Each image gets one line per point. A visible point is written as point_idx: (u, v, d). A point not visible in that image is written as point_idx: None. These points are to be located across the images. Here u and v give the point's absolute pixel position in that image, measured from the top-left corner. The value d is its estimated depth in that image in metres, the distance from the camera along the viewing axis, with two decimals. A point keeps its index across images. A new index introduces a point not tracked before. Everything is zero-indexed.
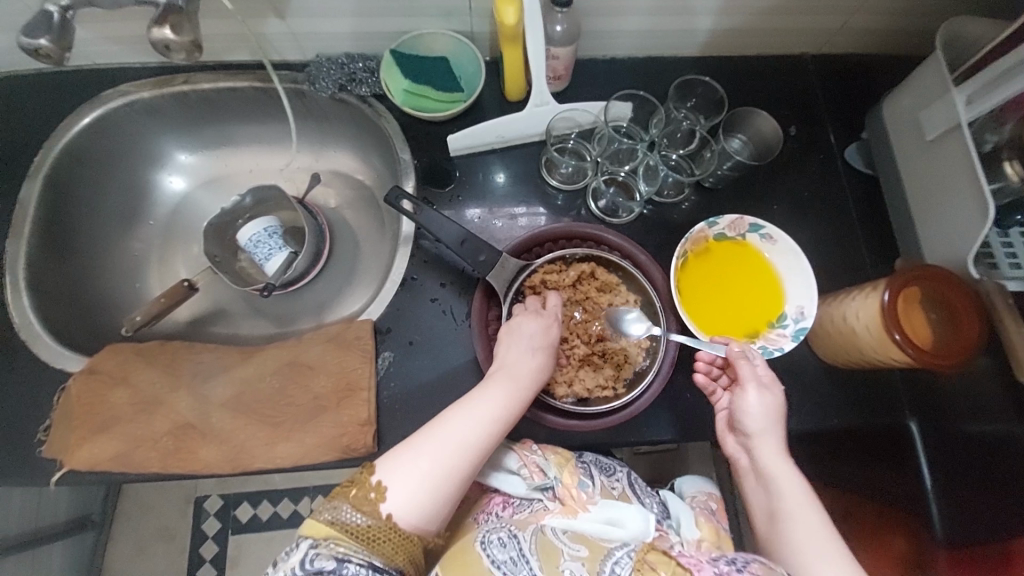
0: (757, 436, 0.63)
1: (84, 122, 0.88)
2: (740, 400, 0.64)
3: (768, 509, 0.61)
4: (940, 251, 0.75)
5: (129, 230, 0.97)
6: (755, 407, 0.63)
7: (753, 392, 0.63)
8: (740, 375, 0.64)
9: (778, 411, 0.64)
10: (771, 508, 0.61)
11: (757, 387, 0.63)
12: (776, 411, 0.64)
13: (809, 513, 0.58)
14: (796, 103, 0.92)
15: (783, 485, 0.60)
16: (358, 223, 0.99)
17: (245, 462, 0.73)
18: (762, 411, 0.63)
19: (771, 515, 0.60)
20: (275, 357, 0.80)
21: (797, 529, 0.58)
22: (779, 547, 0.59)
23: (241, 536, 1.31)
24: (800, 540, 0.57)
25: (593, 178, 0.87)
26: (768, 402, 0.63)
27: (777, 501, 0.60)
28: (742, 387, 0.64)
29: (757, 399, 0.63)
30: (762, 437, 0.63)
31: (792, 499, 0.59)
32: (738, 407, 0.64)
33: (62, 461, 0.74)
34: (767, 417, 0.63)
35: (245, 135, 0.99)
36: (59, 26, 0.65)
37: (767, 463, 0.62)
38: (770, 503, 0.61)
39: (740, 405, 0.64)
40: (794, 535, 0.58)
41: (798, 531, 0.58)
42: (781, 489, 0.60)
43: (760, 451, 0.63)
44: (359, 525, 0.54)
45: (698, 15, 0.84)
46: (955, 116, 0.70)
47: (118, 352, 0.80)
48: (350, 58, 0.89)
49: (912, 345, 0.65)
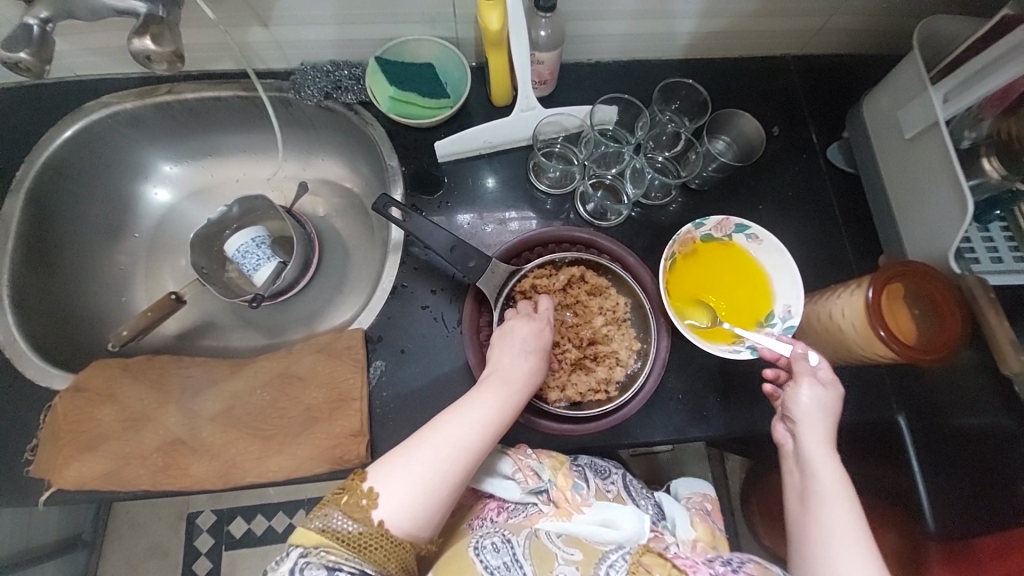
0: (804, 424, 0.62)
1: (66, 135, 0.87)
2: (793, 391, 0.63)
3: (800, 490, 0.59)
4: (920, 247, 0.76)
5: (114, 244, 0.96)
6: (807, 398, 0.62)
7: (808, 385, 0.63)
8: (796, 369, 0.65)
9: (834, 406, 0.63)
10: (803, 490, 0.59)
11: (813, 381, 0.63)
12: (831, 408, 0.62)
13: (844, 501, 0.56)
14: (778, 104, 0.93)
15: (825, 470, 0.58)
16: (347, 231, 0.99)
17: (237, 476, 0.72)
18: (816, 403, 0.62)
19: (802, 496, 0.58)
20: (266, 369, 0.79)
21: (828, 515, 0.56)
22: (805, 528, 0.56)
23: (235, 551, 1.30)
24: (827, 524, 0.55)
25: (581, 182, 0.87)
26: (823, 396, 0.62)
27: (813, 484, 0.58)
28: (796, 380, 0.64)
29: (811, 391, 0.63)
30: (810, 426, 0.61)
31: (828, 486, 0.57)
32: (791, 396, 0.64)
33: (49, 481, 0.73)
34: (820, 408, 0.62)
35: (231, 145, 0.98)
36: (40, 39, 0.65)
37: (811, 449, 0.60)
38: (804, 485, 0.59)
39: (794, 394, 0.63)
40: (824, 519, 0.55)
41: (828, 516, 0.55)
42: (821, 474, 0.58)
43: (807, 437, 0.61)
44: (350, 532, 0.54)
45: (681, 19, 0.85)
46: (933, 115, 0.71)
47: (105, 368, 0.79)
48: (336, 66, 0.89)
49: (897, 341, 0.66)
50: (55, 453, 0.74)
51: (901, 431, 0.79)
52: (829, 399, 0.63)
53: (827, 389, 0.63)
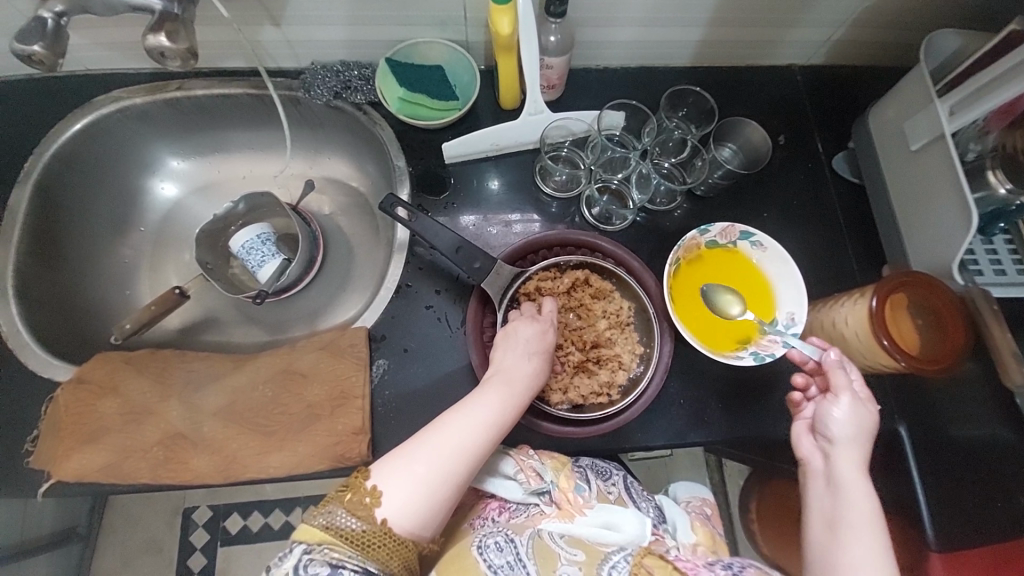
0: (840, 448, 0.61)
1: (75, 128, 0.88)
2: (830, 408, 0.62)
3: (828, 515, 0.59)
4: (924, 258, 0.77)
5: (120, 237, 0.96)
6: (844, 419, 0.61)
7: (847, 404, 0.62)
8: (836, 381, 0.63)
9: (868, 428, 0.62)
10: (832, 517, 0.59)
11: (853, 401, 0.62)
12: (865, 430, 0.62)
13: (874, 532, 0.57)
14: (784, 113, 0.94)
15: (857, 499, 0.58)
16: (353, 230, 0.99)
17: (237, 472, 0.72)
18: (855, 423, 0.61)
19: (831, 523, 0.59)
20: (269, 365, 0.79)
21: (857, 545, 0.56)
22: (831, 555, 0.57)
23: (230, 548, 1.29)
24: (855, 554, 0.56)
25: (587, 186, 0.87)
26: (860, 416, 0.61)
27: (844, 510, 0.58)
28: (834, 396, 0.62)
29: (849, 411, 0.61)
30: (845, 449, 0.61)
31: (859, 513, 0.58)
32: (828, 414, 0.62)
33: (49, 472, 0.73)
34: (856, 431, 0.61)
35: (239, 141, 0.98)
36: (54, 33, 0.65)
37: (845, 474, 0.60)
38: (833, 511, 0.59)
39: (829, 413, 0.62)
40: (853, 549, 0.56)
41: (858, 546, 0.56)
42: (852, 500, 0.58)
43: (840, 461, 0.61)
44: (354, 530, 0.53)
45: (689, 27, 0.86)
46: (939, 127, 0.72)
47: (107, 361, 0.79)
48: (346, 66, 0.89)
49: (901, 350, 0.66)
50: (56, 444, 0.73)
51: (902, 442, 0.78)
52: (868, 417, 0.62)
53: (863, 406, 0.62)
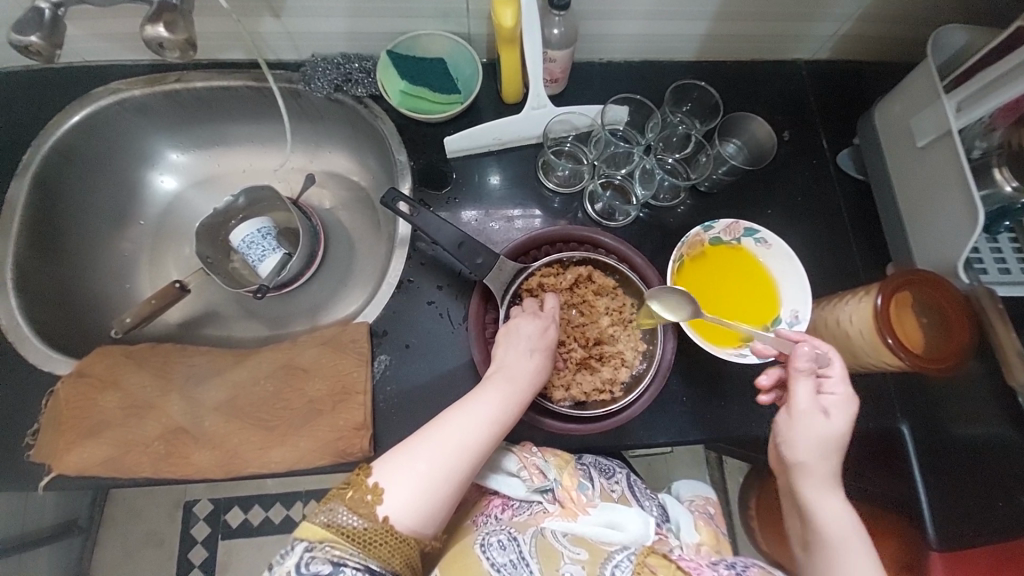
0: (800, 469, 0.59)
1: (74, 120, 0.87)
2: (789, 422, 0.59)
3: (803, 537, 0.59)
4: (929, 256, 0.76)
5: (119, 230, 0.96)
6: (799, 440, 0.59)
7: (801, 423, 0.59)
8: (794, 390, 0.60)
9: (833, 442, 0.58)
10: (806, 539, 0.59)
11: (808, 418, 0.58)
12: (830, 443, 0.58)
13: (846, 555, 0.55)
14: (789, 108, 0.93)
15: (823, 522, 0.57)
16: (354, 224, 0.99)
17: (238, 466, 0.72)
18: (814, 440, 0.58)
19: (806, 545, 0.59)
20: (270, 360, 0.79)
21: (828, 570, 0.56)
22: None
23: (231, 541, 1.30)
24: None
25: (590, 181, 0.87)
26: (823, 429, 0.58)
27: (813, 533, 0.58)
28: (790, 407, 0.60)
29: (804, 429, 0.58)
30: (806, 470, 0.58)
31: (828, 536, 0.57)
32: (784, 430, 0.60)
33: (50, 466, 0.73)
34: (816, 449, 0.58)
35: (239, 134, 0.98)
36: (51, 24, 0.64)
37: (808, 496, 0.58)
38: (806, 534, 0.59)
39: (784, 435, 0.60)
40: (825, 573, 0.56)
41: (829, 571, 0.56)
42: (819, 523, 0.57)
43: (802, 483, 0.59)
44: (355, 527, 0.53)
45: (695, 20, 0.84)
46: (946, 124, 0.71)
47: (107, 356, 0.79)
48: (347, 58, 0.88)
49: (906, 349, 0.66)
50: (57, 439, 0.73)
51: (904, 439, 0.79)
52: (833, 431, 0.58)
53: (828, 416, 0.58)
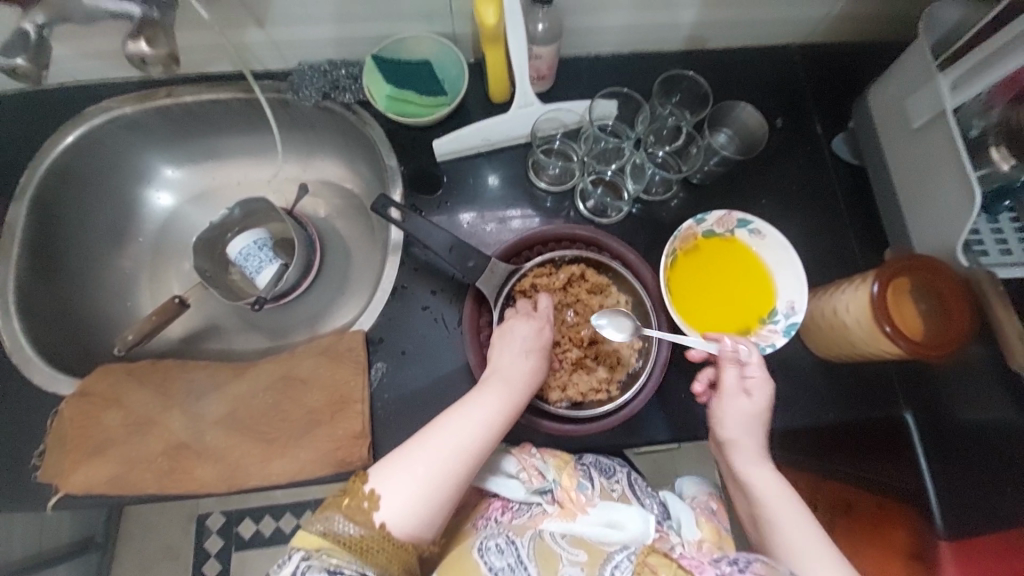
0: (735, 444, 0.66)
1: (67, 141, 0.88)
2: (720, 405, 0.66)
3: (750, 511, 0.64)
4: (928, 240, 0.75)
5: (119, 248, 0.97)
6: (730, 413, 0.66)
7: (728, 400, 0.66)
8: (722, 379, 0.67)
9: (759, 416, 0.66)
10: (753, 510, 0.63)
11: (733, 394, 0.66)
12: (756, 418, 0.66)
13: (787, 514, 0.61)
14: (782, 95, 0.91)
15: (763, 485, 0.63)
16: (348, 232, 0.99)
17: (241, 479, 0.73)
18: (737, 415, 0.66)
19: (754, 516, 0.63)
20: (269, 371, 0.80)
21: (778, 533, 0.60)
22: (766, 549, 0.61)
23: (244, 552, 1.32)
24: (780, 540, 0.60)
25: (580, 179, 0.87)
26: (747, 408, 0.65)
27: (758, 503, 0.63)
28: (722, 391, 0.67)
29: (732, 406, 0.66)
30: (739, 445, 0.65)
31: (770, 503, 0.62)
32: (714, 413, 0.68)
33: (57, 486, 0.74)
34: (744, 423, 0.65)
35: (231, 147, 0.98)
36: (36, 44, 0.65)
37: (745, 467, 0.64)
38: (752, 505, 0.64)
39: (719, 409, 0.67)
40: (776, 536, 0.60)
41: (778, 532, 0.60)
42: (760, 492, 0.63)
43: (739, 456, 0.65)
44: (352, 535, 0.54)
45: (681, 10, 0.84)
46: (940, 103, 0.70)
47: (110, 373, 0.80)
48: (333, 65, 0.88)
49: (903, 336, 0.65)
50: (65, 457, 0.75)
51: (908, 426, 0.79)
52: (753, 406, 0.65)
53: (753, 396, 0.66)
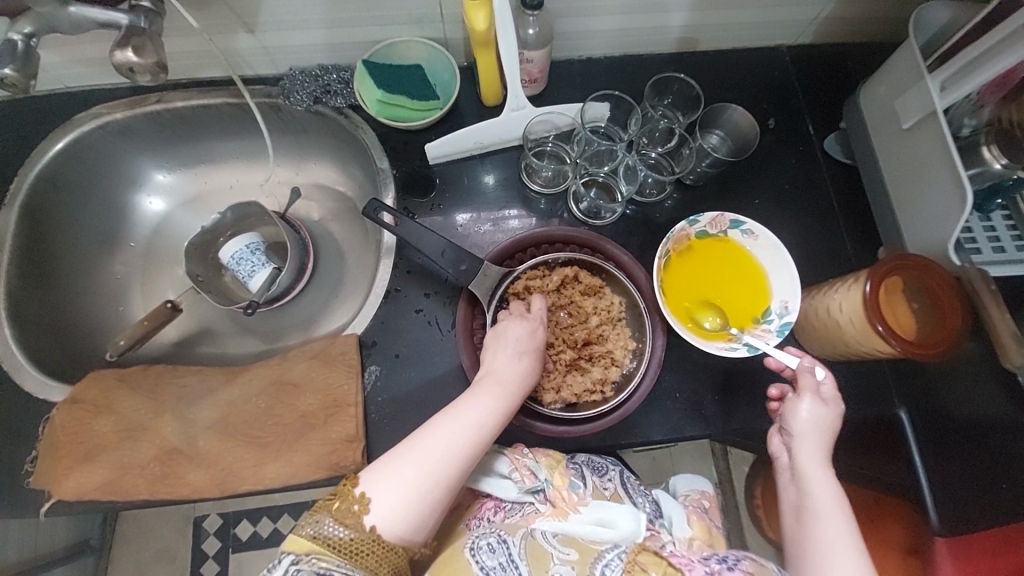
0: (801, 439, 0.63)
1: (57, 148, 0.87)
2: (793, 406, 0.64)
3: (795, 506, 0.61)
4: (920, 239, 0.75)
5: (110, 253, 0.96)
6: (804, 413, 0.63)
7: (808, 401, 0.64)
8: (800, 384, 0.65)
9: (831, 425, 0.63)
10: (800, 506, 0.60)
11: (814, 397, 0.64)
12: (829, 427, 0.63)
13: (839, 520, 0.57)
14: (773, 95, 0.92)
15: (820, 487, 0.60)
16: (341, 235, 0.99)
17: (234, 484, 0.72)
18: (815, 418, 0.63)
19: (798, 512, 0.60)
20: (261, 376, 0.79)
21: (823, 532, 0.57)
22: (800, 545, 0.58)
23: (242, 554, 1.31)
24: (822, 540, 0.57)
25: (573, 181, 0.86)
26: (823, 416, 0.63)
27: (809, 500, 0.60)
28: (798, 395, 0.65)
29: (810, 407, 0.63)
30: (805, 442, 0.63)
31: (824, 503, 0.59)
32: (788, 410, 0.65)
33: (49, 492, 0.73)
34: (817, 425, 0.63)
35: (224, 152, 0.98)
36: (24, 54, 0.64)
37: (807, 464, 0.61)
38: (800, 501, 0.60)
39: (793, 408, 0.64)
40: (818, 535, 0.57)
41: (822, 532, 0.57)
42: (816, 491, 0.60)
43: (802, 453, 0.62)
44: (342, 538, 0.54)
45: (672, 12, 0.84)
46: (930, 104, 0.70)
47: (102, 379, 0.80)
48: (325, 69, 0.88)
49: (896, 336, 0.65)
50: (55, 464, 0.74)
51: (903, 426, 0.79)
52: (830, 416, 0.63)
53: (828, 407, 0.64)
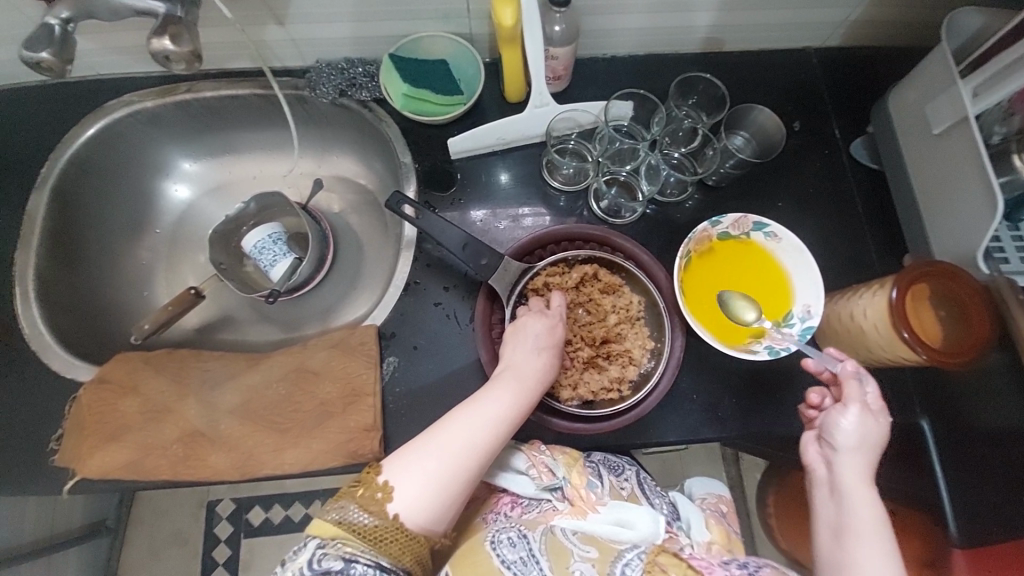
0: (844, 455, 0.61)
1: (89, 133, 0.89)
2: (838, 418, 0.62)
3: (834, 524, 0.60)
4: (948, 247, 0.74)
5: (137, 239, 0.98)
6: (851, 426, 0.61)
7: (856, 413, 0.62)
8: (845, 392, 0.63)
9: (876, 437, 0.62)
10: (839, 524, 0.59)
11: (862, 408, 0.62)
12: (874, 440, 0.62)
13: (880, 540, 0.57)
14: (799, 98, 0.91)
15: (863, 506, 0.59)
16: (361, 228, 1.00)
17: (254, 468, 0.73)
18: (863, 431, 0.61)
19: (837, 531, 0.59)
20: (282, 363, 0.80)
21: (864, 552, 0.57)
22: (839, 564, 0.58)
23: (253, 539, 1.33)
24: (864, 561, 0.56)
25: (594, 179, 0.86)
26: (869, 428, 0.61)
27: (849, 519, 0.59)
28: (843, 405, 0.62)
29: (858, 420, 0.61)
30: (848, 457, 0.61)
31: (866, 522, 0.58)
32: (833, 422, 0.63)
33: (74, 469, 0.75)
34: (863, 438, 0.61)
35: (249, 142, 0.99)
36: (61, 39, 0.66)
37: (850, 482, 0.60)
38: (839, 519, 0.60)
39: (838, 421, 0.62)
40: (860, 556, 0.57)
41: (864, 553, 0.57)
42: (857, 510, 0.59)
43: (844, 469, 0.61)
44: (366, 525, 0.54)
45: (698, 12, 0.83)
46: (962, 110, 0.68)
47: (127, 361, 0.81)
48: (350, 62, 0.89)
49: (922, 343, 0.64)
50: (80, 442, 0.76)
51: (924, 435, 0.78)
52: (877, 428, 0.62)
53: (874, 418, 0.62)
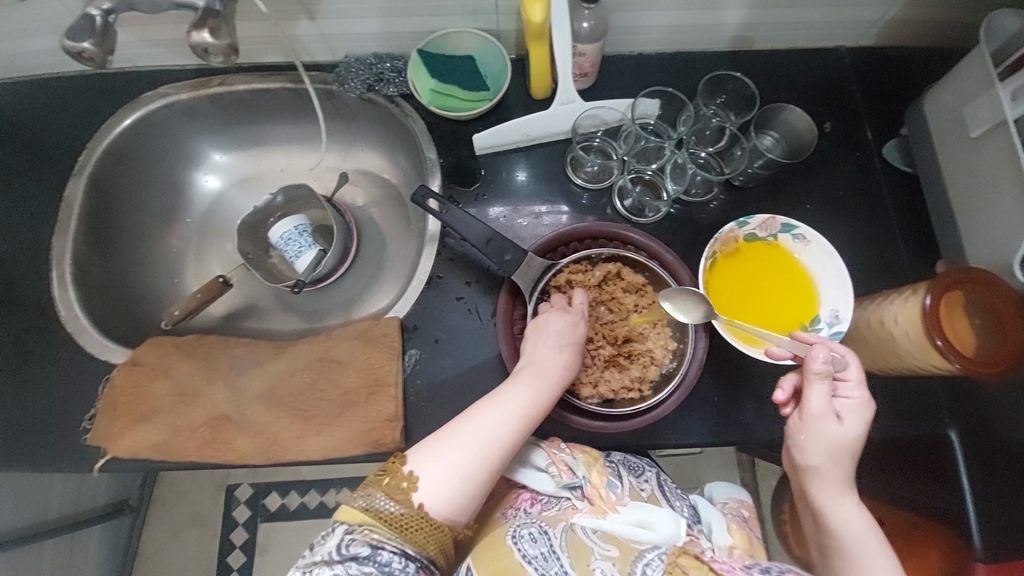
0: (811, 472, 0.60)
1: (126, 123, 0.92)
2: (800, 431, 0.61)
3: (817, 542, 0.61)
4: (984, 254, 0.72)
5: (168, 227, 1.01)
6: (813, 441, 0.59)
7: (815, 425, 0.59)
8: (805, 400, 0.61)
9: (847, 444, 0.59)
10: (822, 543, 0.60)
11: (823, 418, 0.59)
12: (845, 447, 0.59)
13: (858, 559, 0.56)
14: (831, 98, 0.89)
15: (835, 527, 0.58)
16: (384, 221, 1.01)
17: (278, 453, 0.75)
18: (827, 443, 0.59)
19: (821, 549, 0.60)
20: (307, 352, 0.82)
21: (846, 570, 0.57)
22: None
23: (271, 523, 1.36)
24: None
25: (618, 177, 0.86)
26: (835, 437, 0.59)
27: (829, 539, 0.59)
28: (803, 414, 0.60)
29: (819, 432, 0.59)
30: (816, 473, 0.59)
31: (841, 542, 0.58)
32: (796, 432, 0.61)
33: (106, 448, 0.78)
34: (830, 450, 0.59)
35: (277, 135, 1.01)
36: (102, 30, 0.68)
37: (822, 502, 0.59)
38: (821, 539, 0.60)
39: (800, 434, 0.61)
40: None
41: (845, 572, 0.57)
42: (832, 530, 0.58)
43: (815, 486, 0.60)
44: (393, 513, 0.55)
45: (730, 9, 0.82)
46: (1001, 113, 0.66)
47: (159, 346, 0.84)
48: (379, 58, 0.90)
49: (955, 352, 0.62)
50: (113, 422, 0.79)
51: (952, 447, 0.75)
52: (846, 434, 0.59)
53: (842, 423, 0.59)
